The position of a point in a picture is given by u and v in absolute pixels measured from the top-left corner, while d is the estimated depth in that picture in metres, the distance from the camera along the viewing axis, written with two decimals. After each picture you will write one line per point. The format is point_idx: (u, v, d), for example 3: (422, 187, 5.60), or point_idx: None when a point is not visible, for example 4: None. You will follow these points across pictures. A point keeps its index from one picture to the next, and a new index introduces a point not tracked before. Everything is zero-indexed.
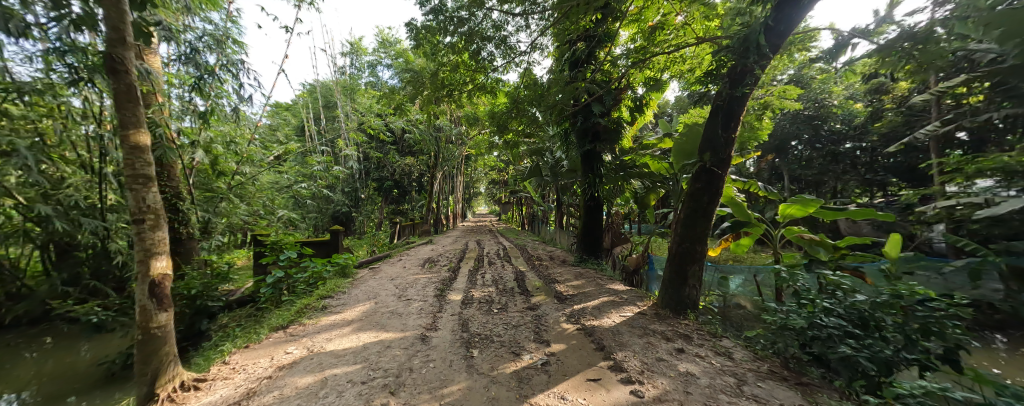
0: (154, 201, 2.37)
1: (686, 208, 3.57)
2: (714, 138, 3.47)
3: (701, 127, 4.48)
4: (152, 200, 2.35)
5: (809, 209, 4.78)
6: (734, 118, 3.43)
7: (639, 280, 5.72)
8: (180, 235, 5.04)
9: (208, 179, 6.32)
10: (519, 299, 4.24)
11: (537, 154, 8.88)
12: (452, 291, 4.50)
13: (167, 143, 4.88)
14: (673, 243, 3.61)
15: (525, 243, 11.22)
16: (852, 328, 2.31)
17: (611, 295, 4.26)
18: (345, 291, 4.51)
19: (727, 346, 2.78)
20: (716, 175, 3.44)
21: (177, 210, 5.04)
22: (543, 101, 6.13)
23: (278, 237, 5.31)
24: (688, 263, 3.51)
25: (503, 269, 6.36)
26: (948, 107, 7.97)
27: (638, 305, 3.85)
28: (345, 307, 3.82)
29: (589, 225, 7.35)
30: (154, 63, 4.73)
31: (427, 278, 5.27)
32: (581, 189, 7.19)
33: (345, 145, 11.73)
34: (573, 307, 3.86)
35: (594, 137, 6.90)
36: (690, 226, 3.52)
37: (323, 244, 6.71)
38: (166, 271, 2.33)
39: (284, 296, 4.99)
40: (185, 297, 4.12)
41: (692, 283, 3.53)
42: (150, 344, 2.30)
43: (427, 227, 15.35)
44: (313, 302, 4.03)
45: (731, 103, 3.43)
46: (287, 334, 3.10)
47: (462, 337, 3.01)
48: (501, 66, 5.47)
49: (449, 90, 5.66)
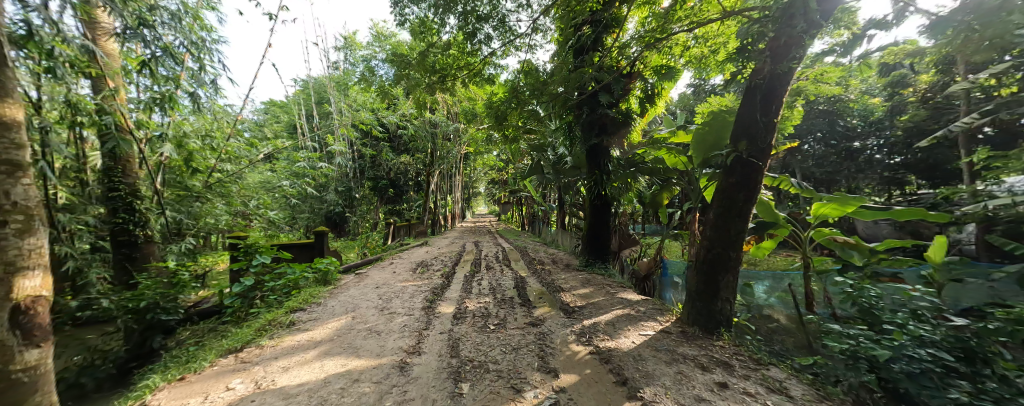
0: (21, 197, 1.98)
1: (717, 207, 3.02)
2: (751, 124, 2.91)
3: (729, 116, 3.91)
4: (21, 195, 1.96)
5: (846, 208, 4.22)
6: (775, 100, 2.88)
7: (651, 287, 5.19)
8: (137, 237, 4.50)
9: (181, 176, 5.76)
10: (520, 312, 3.68)
11: (539, 151, 8.33)
12: (443, 302, 3.94)
13: (123, 134, 4.35)
14: (701, 248, 3.06)
15: (526, 245, 10.68)
16: (955, 362, 1.78)
17: (625, 307, 3.70)
18: (321, 302, 3.96)
19: (780, 377, 2.23)
20: (754, 167, 2.87)
21: (133, 210, 4.49)
22: (545, 91, 5.61)
23: (253, 241, 4.79)
24: (720, 272, 2.95)
25: (503, 274, 5.81)
26: (979, 99, 7.44)
27: (659, 320, 3.28)
28: (315, 323, 3.27)
29: (595, 225, 6.74)
30: (107, 46, 4.24)
31: (416, 285, 4.73)
32: (586, 186, 6.64)
33: (336, 141, 11.15)
34: (582, 322, 3.31)
35: (601, 129, 6.36)
36: (721, 229, 2.96)
37: (306, 247, 6.17)
38: (40, 294, 2.01)
39: (256, 306, 4.44)
40: (131, 310, 3.54)
41: (726, 297, 2.94)
42: (12, 395, 1.90)
43: (422, 229, 14.71)
44: (281, 316, 3.48)
45: (770, 83, 2.88)
46: (237, 361, 2.58)
47: (449, 365, 2.46)
48: (500, 50, 4.95)
49: (442, 77, 5.11)
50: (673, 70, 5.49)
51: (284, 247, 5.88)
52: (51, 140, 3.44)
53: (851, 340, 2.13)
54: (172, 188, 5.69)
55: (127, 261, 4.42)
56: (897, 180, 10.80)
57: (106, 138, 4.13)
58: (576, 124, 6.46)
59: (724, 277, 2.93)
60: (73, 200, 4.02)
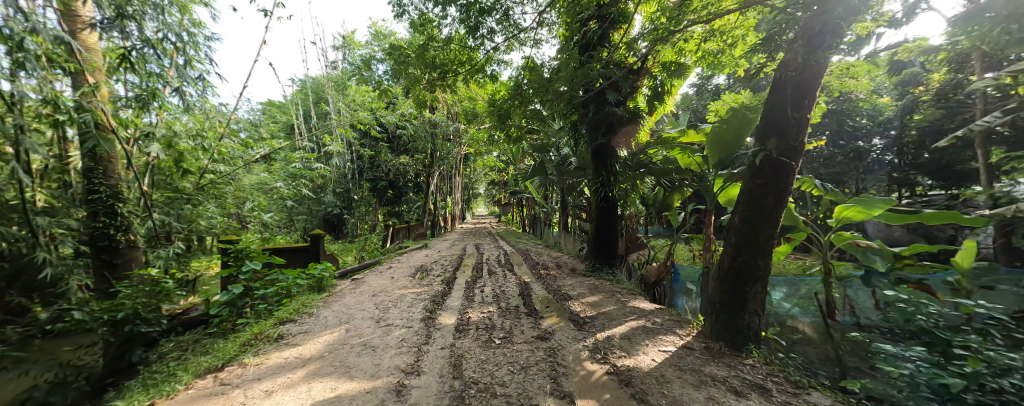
0: None
1: (742, 211, 2.77)
2: (782, 120, 2.67)
3: (750, 113, 3.66)
4: None
5: (872, 212, 3.98)
6: (807, 93, 2.64)
7: (662, 293, 4.96)
8: (118, 243, 4.14)
9: (171, 177, 5.44)
10: (526, 322, 3.44)
11: (542, 151, 8.07)
12: (444, 312, 3.69)
13: (106, 132, 4.11)
14: (726, 256, 2.80)
15: (528, 247, 10.43)
16: None
17: (640, 318, 3.45)
18: (313, 311, 3.71)
19: (826, 403, 1.99)
20: (785, 168, 2.62)
21: (115, 214, 4.14)
22: (550, 88, 5.38)
23: (243, 246, 4.54)
24: (746, 282, 2.70)
25: (506, 280, 5.55)
26: (997, 98, 7.22)
27: (678, 334, 3.04)
28: (306, 337, 3.02)
29: (602, 228, 6.48)
30: (87, 39, 4.01)
31: (416, 293, 4.48)
32: (592, 188, 6.39)
33: (333, 141, 10.89)
34: (595, 335, 3.07)
35: (608, 128, 6.12)
36: (748, 235, 2.71)
37: (301, 251, 5.93)
38: None
39: (245, 315, 4.18)
40: (108, 322, 3.28)
41: (753, 310, 2.68)
42: None
43: (422, 231, 14.42)
44: (269, 328, 3.23)
45: (802, 75, 2.63)
46: (217, 383, 2.34)
47: (451, 388, 2.21)
48: (502, 45, 4.71)
49: (442, 74, 4.87)
50: (683, 67, 5.28)
51: (277, 251, 5.63)
52: (24, 139, 3.19)
53: (907, 363, 1.91)
54: (161, 189, 5.37)
55: (105, 268, 4.04)
56: (907, 181, 10.56)
57: (85, 136, 3.83)
58: (582, 124, 6.21)
59: (751, 287, 2.68)
60: (54, 203, 3.73)
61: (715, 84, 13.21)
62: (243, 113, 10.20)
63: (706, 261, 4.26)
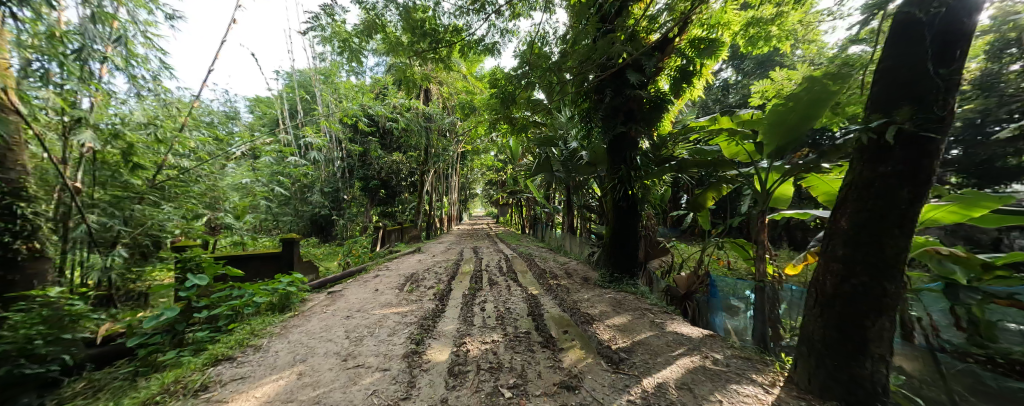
0: None
1: (853, 215, 1.95)
2: (917, 80, 1.83)
3: (834, 84, 2.81)
4: None
5: (974, 212, 3.12)
6: (960, 39, 1.76)
7: (696, 309, 4.16)
8: (16, 254, 3.24)
9: (120, 173, 4.34)
10: (543, 358, 2.62)
11: (547, 144, 7.19)
12: (434, 343, 2.85)
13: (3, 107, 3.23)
14: (831, 277, 1.99)
15: (530, 251, 9.56)
16: None
17: (693, 354, 2.61)
18: (262, 344, 2.84)
19: None
20: (929, 151, 1.77)
21: (15, 216, 3.23)
22: (560, 67, 4.54)
23: (192, 254, 3.72)
24: (864, 314, 1.88)
25: (510, 293, 4.71)
26: None
27: (757, 381, 2.21)
28: (239, 390, 2.19)
29: (619, 232, 5.61)
30: None
31: (401, 313, 3.62)
32: (609, 185, 5.54)
33: (316, 136, 9.96)
34: (642, 383, 2.24)
35: (626, 116, 5.28)
36: (868, 246, 1.89)
37: (269, 259, 5.09)
38: None
39: (183, 344, 3.31)
40: None
41: (878, 354, 1.85)
42: None
43: (415, 233, 13.47)
44: (191, 375, 2.36)
45: (951, 12, 1.76)
46: None
47: None
48: (506, 9, 3.86)
49: (432, 45, 3.98)
50: (713, 45, 4.62)
51: (241, 259, 4.77)
52: None
53: None
54: (109, 187, 4.30)
55: None
56: None
57: None
58: (596, 112, 5.39)
59: (873, 322, 1.86)
60: None
61: (724, 78, 12.45)
62: (218, 104, 9.31)
63: (758, 273, 3.49)
